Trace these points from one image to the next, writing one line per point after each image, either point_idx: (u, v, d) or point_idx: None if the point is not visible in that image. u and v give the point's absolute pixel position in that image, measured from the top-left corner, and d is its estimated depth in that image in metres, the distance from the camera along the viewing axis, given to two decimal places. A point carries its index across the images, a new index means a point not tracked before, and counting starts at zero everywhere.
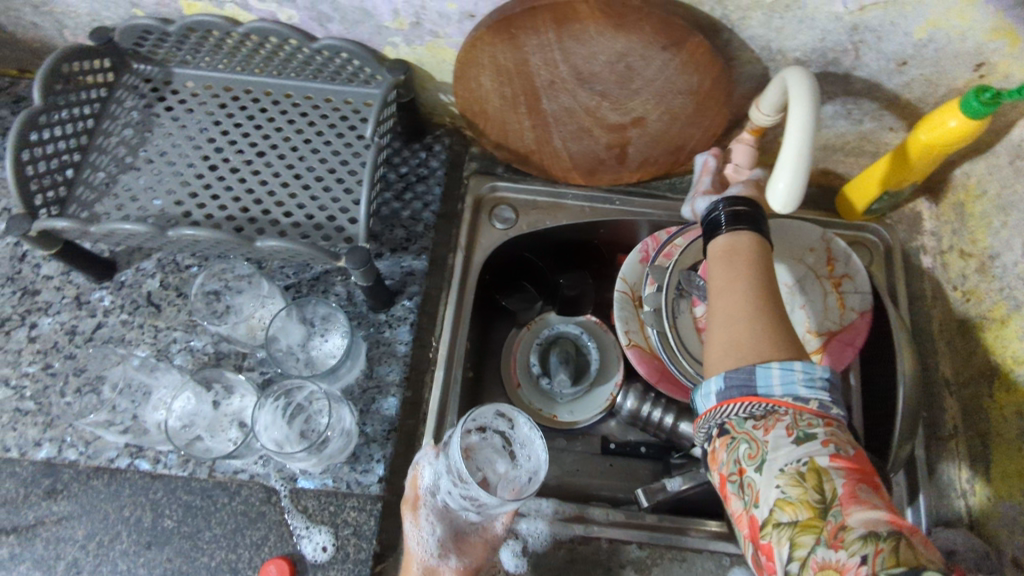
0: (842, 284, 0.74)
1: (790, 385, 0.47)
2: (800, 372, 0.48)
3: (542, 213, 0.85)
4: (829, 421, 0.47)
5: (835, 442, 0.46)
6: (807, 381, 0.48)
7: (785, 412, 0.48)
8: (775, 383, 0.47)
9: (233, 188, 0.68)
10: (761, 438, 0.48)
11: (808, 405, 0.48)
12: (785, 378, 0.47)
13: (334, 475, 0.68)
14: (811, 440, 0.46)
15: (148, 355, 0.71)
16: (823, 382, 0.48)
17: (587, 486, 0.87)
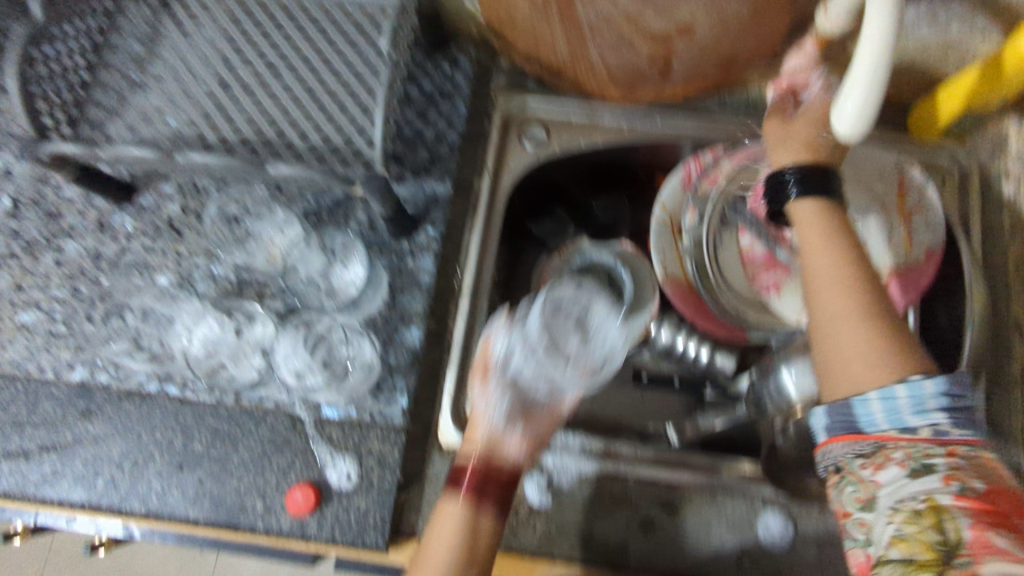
0: (912, 219, 0.67)
1: (895, 417, 0.46)
2: (905, 398, 0.46)
3: (576, 132, 0.79)
4: (952, 450, 0.45)
5: (959, 479, 0.42)
6: (915, 408, 0.46)
7: (895, 447, 0.46)
8: (879, 416, 0.46)
9: (244, 107, 0.64)
10: (871, 477, 0.46)
11: (920, 436, 0.46)
12: (888, 409, 0.46)
13: (357, 405, 0.67)
14: (929, 475, 0.43)
15: (171, 281, 0.70)
16: (936, 405, 0.45)
17: (617, 417, 0.85)
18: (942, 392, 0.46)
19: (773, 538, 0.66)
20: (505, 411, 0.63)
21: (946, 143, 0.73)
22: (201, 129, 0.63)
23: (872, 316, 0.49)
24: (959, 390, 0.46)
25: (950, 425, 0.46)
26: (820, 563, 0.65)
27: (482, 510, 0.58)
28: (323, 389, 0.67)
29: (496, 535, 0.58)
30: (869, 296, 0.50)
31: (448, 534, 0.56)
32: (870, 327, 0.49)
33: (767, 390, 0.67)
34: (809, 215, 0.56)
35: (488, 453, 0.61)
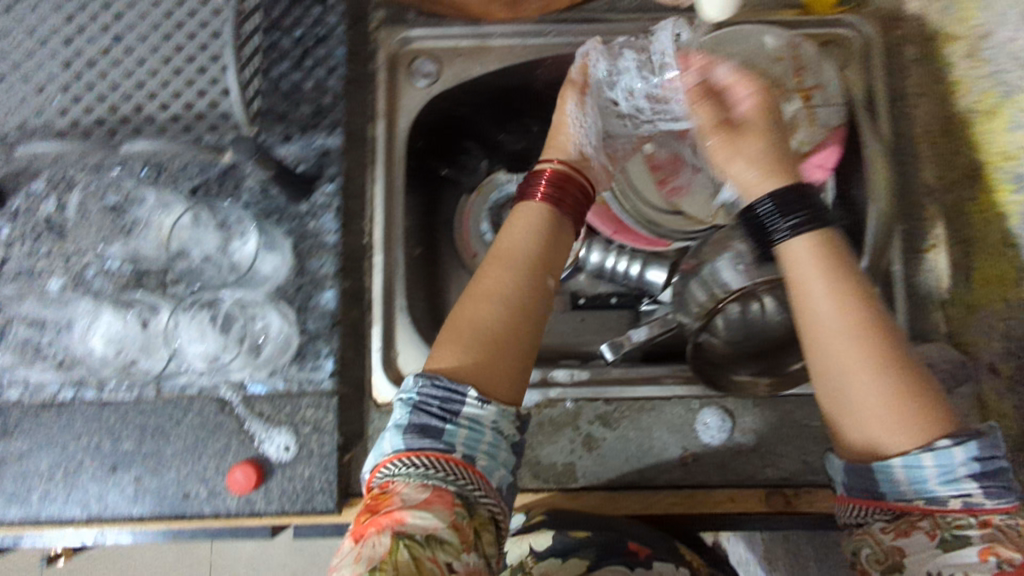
0: (811, 97, 0.63)
1: (920, 486, 0.46)
2: (933, 469, 0.45)
3: (466, 59, 0.74)
4: (985, 520, 0.45)
5: (995, 554, 0.43)
6: (942, 478, 0.45)
7: (922, 518, 0.46)
8: (903, 485, 0.46)
9: (94, 86, 0.60)
10: (892, 544, 0.47)
11: (950, 506, 0.46)
12: (912, 478, 0.46)
13: (283, 376, 0.66)
14: (962, 549, 0.44)
15: (65, 284, 0.66)
16: (966, 472, 0.45)
17: (561, 342, 0.84)
18: (971, 458, 0.45)
19: (711, 435, 0.67)
20: (595, 138, 0.64)
21: (845, 16, 0.70)
22: (49, 118, 0.60)
23: (897, 373, 0.47)
24: (989, 449, 0.46)
25: (982, 496, 0.45)
26: (761, 452, 0.66)
27: (559, 207, 0.59)
28: (243, 369, 0.65)
29: (563, 256, 0.60)
30: (887, 346, 0.48)
31: (514, 237, 0.58)
32: (895, 386, 0.47)
33: (691, 292, 0.67)
34: (803, 254, 0.51)
35: (570, 162, 0.62)
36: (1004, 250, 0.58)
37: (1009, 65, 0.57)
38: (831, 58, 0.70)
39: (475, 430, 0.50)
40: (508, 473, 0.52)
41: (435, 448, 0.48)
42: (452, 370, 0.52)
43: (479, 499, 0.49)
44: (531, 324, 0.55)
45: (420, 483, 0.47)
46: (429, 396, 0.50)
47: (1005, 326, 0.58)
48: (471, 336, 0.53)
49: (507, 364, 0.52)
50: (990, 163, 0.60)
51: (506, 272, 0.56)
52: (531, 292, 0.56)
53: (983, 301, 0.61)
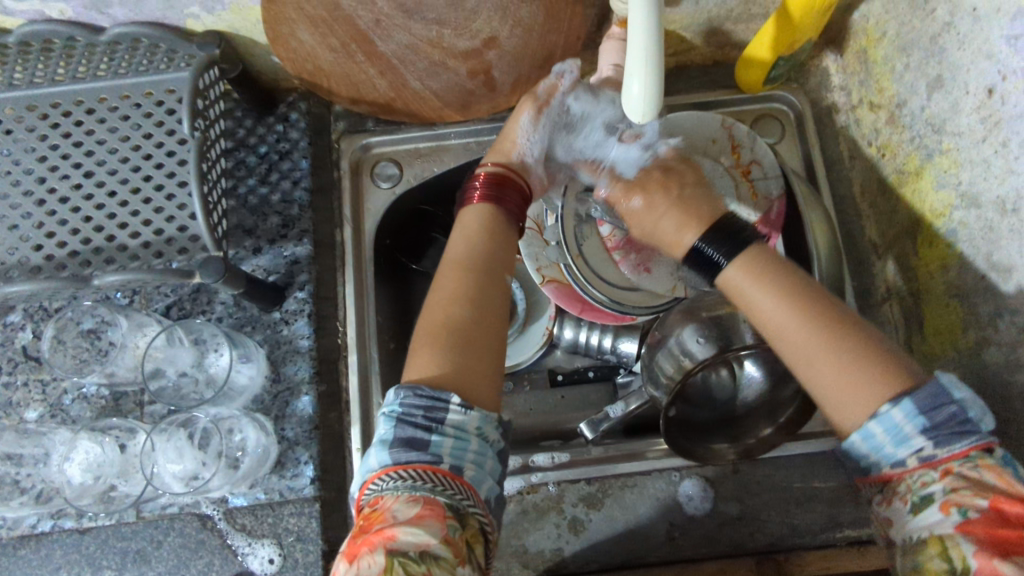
0: (751, 171, 0.67)
1: (880, 452, 0.44)
2: (884, 435, 0.44)
3: (426, 160, 0.79)
4: (946, 468, 0.42)
5: (957, 504, 0.40)
6: (896, 439, 0.43)
7: (895, 481, 0.44)
8: (864, 453, 0.45)
9: (67, 220, 0.62)
10: (882, 515, 0.45)
11: (913, 464, 0.43)
12: (873, 448, 0.44)
13: (264, 487, 0.66)
14: (927, 505, 0.42)
15: (43, 413, 0.67)
16: (914, 429, 0.43)
17: (543, 423, 0.85)
18: (914, 414, 0.43)
19: (695, 506, 0.67)
20: (539, 151, 0.65)
21: (777, 91, 0.75)
22: (22, 253, 0.61)
23: (869, 366, 0.45)
24: (928, 399, 0.43)
25: (935, 447, 0.42)
26: (746, 519, 0.67)
27: (501, 207, 0.60)
28: (223, 484, 0.64)
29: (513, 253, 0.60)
30: (846, 340, 0.47)
31: (461, 240, 0.58)
32: (868, 377, 0.45)
33: (659, 363, 0.67)
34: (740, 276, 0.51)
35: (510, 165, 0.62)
36: (949, 303, 0.61)
37: (928, 131, 0.61)
38: (767, 129, 0.76)
39: (461, 438, 0.47)
40: (495, 483, 0.49)
41: (423, 460, 0.46)
42: (431, 377, 0.50)
43: (470, 511, 0.46)
44: (495, 322, 0.55)
45: (410, 496, 0.44)
46: (413, 406, 0.48)
47: (962, 375, 0.60)
48: (442, 339, 0.52)
49: (483, 366, 0.51)
50: (922, 220, 0.63)
51: (461, 275, 0.56)
52: (488, 288, 0.56)
53: (939, 351, 0.63)
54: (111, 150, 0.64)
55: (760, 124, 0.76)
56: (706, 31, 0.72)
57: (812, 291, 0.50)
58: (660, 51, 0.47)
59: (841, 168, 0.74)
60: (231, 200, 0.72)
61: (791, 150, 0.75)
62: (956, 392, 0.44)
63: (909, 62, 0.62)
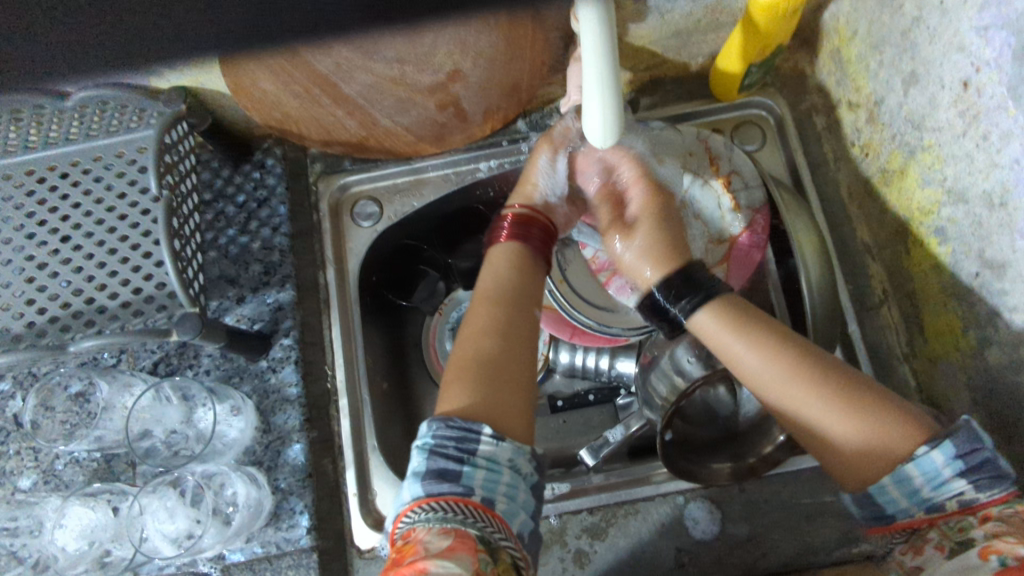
0: (731, 182, 0.65)
1: (916, 498, 0.45)
2: (920, 479, 0.44)
3: (405, 194, 0.79)
4: (985, 516, 0.42)
5: (996, 551, 0.39)
6: (932, 483, 0.44)
7: (932, 531, 0.45)
8: (896, 498, 0.45)
9: (46, 287, 0.62)
10: (917, 562, 0.44)
11: (950, 511, 0.44)
12: (906, 493, 0.45)
13: (260, 540, 0.65)
14: (964, 550, 0.41)
15: (35, 481, 0.66)
16: (952, 472, 0.43)
17: (544, 451, 0.83)
18: (953, 457, 0.43)
19: (702, 530, 0.65)
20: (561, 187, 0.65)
21: (754, 97, 0.74)
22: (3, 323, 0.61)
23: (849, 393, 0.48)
24: (971, 442, 0.43)
25: (976, 491, 0.43)
26: (756, 540, 0.64)
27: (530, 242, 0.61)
28: (216, 542, 0.63)
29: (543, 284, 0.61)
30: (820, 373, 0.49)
31: (487, 273, 0.59)
32: (853, 405, 0.48)
33: (652, 384, 0.65)
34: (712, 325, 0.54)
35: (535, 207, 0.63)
36: (947, 302, 0.58)
37: (908, 128, 0.59)
38: (750, 136, 0.74)
39: (493, 470, 0.46)
40: (528, 518, 0.47)
41: (455, 492, 0.44)
42: (462, 414, 0.49)
43: (503, 544, 0.44)
44: (524, 355, 0.55)
45: (441, 529, 0.43)
46: (445, 438, 0.47)
47: (966, 377, 0.57)
48: (471, 375, 0.52)
49: (513, 400, 0.51)
50: (912, 219, 0.61)
51: (490, 308, 0.57)
52: (521, 320, 0.56)
53: (940, 353, 0.60)
54: (86, 214, 0.64)
55: (741, 131, 0.74)
56: (676, 44, 0.71)
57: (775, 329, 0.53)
58: (617, 71, 0.45)
59: (827, 170, 0.72)
60: (212, 251, 0.72)
61: (773, 156, 0.73)
62: (986, 434, 0.44)
63: (883, 59, 0.60)
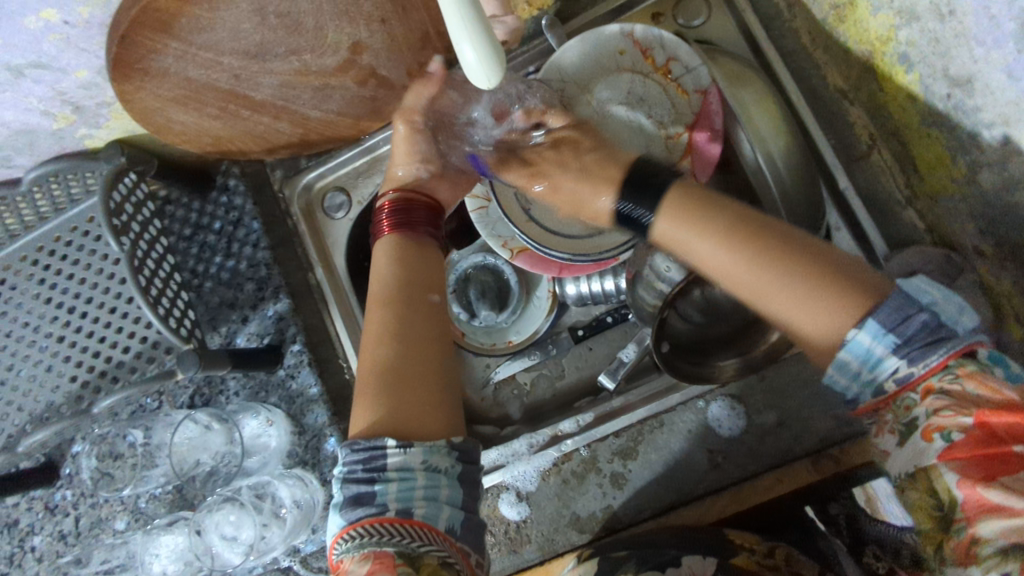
0: (672, 70, 0.61)
1: (862, 382, 0.43)
2: (858, 363, 0.42)
3: (367, 177, 0.80)
4: (925, 389, 0.40)
5: (939, 429, 0.38)
6: (869, 364, 0.42)
7: (883, 412, 0.43)
8: (848, 388, 0.43)
9: (69, 356, 0.68)
10: (879, 449, 0.43)
11: (895, 390, 0.42)
12: (851, 377, 0.43)
13: (325, 529, 0.71)
14: (912, 436, 0.40)
15: (128, 521, 0.75)
16: (885, 350, 0.41)
17: (575, 383, 0.84)
18: (880, 334, 0.41)
19: (729, 427, 0.65)
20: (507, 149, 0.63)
21: None
22: (46, 395, 0.68)
23: (812, 282, 0.44)
24: (897, 313, 0.41)
25: (911, 364, 0.40)
26: (787, 424, 0.64)
27: (410, 230, 0.64)
28: (282, 538, 0.69)
29: (433, 275, 0.63)
30: (777, 263, 0.46)
31: (378, 278, 0.61)
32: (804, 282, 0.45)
33: (642, 296, 0.63)
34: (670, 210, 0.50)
35: (406, 190, 0.66)
36: (931, 132, 0.53)
37: None
38: (694, 9, 0.68)
39: (406, 477, 0.47)
40: (458, 511, 0.49)
41: (370, 515, 0.46)
42: (366, 429, 0.51)
43: (426, 552, 0.45)
44: (429, 349, 0.57)
45: (362, 555, 0.44)
46: (353, 463, 0.48)
47: (966, 207, 0.53)
48: (371, 387, 0.53)
49: (420, 398, 0.53)
50: (875, 51, 0.55)
51: (382, 312, 0.58)
52: (412, 319, 0.58)
53: (937, 188, 0.55)
54: (77, 283, 0.68)
55: (683, 8, 0.68)
56: None
57: (731, 210, 0.49)
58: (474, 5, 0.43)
59: (781, 21, 0.66)
60: (208, 281, 0.75)
61: (722, 22, 0.67)
62: (926, 299, 0.42)
63: None
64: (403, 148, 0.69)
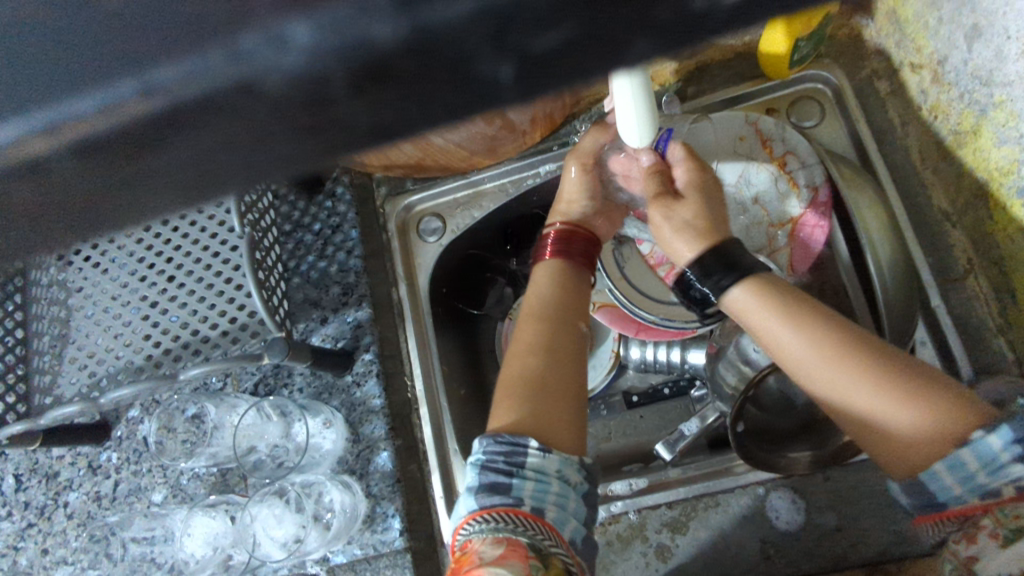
0: (787, 162, 0.66)
1: (972, 484, 0.44)
2: (974, 465, 0.43)
3: (465, 208, 0.83)
4: None
5: None
6: (988, 468, 0.43)
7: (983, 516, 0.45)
8: (952, 485, 0.45)
9: (159, 323, 0.71)
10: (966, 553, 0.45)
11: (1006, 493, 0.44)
12: (961, 480, 0.44)
13: (359, 543, 0.71)
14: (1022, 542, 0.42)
15: (166, 495, 0.75)
16: (1011, 457, 0.42)
17: (624, 450, 0.80)
18: (1011, 442, 0.42)
19: (786, 522, 0.65)
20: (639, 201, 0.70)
21: (808, 71, 0.72)
22: (127, 355, 0.70)
23: (886, 372, 0.48)
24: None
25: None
26: (846, 529, 0.64)
27: (570, 257, 0.67)
28: (320, 544, 0.69)
29: (586, 299, 0.66)
30: (851, 340, 0.49)
31: (537, 292, 0.65)
32: (902, 390, 0.47)
33: (721, 374, 0.65)
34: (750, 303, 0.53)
35: (572, 220, 0.69)
36: None
37: (976, 85, 0.56)
38: (808, 111, 0.72)
39: (542, 480, 0.52)
40: (581, 525, 0.53)
41: (506, 503, 0.50)
42: (509, 426, 0.56)
43: (553, 550, 0.49)
44: (575, 369, 0.61)
45: (496, 539, 0.48)
46: (495, 453, 0.54)
47: None
48: (521, 391, 0.58)
49: (563, 413, 0.57)
50: (991, 180, 0.58)
51: (538, 324, 0.63)
52: (566, 338, 0.62)
53: None
54: (188, 255, 0.72)
55: (798, 108, 0.72)
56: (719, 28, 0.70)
57: (812, 310, 0.52)
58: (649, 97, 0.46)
59: (893, 139, 0.69)
60: (296, 277, 0.78)
61: (833, 128, 0.71)
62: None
63: (942, 16, 0.57)
64: (573, 185, 0.69)
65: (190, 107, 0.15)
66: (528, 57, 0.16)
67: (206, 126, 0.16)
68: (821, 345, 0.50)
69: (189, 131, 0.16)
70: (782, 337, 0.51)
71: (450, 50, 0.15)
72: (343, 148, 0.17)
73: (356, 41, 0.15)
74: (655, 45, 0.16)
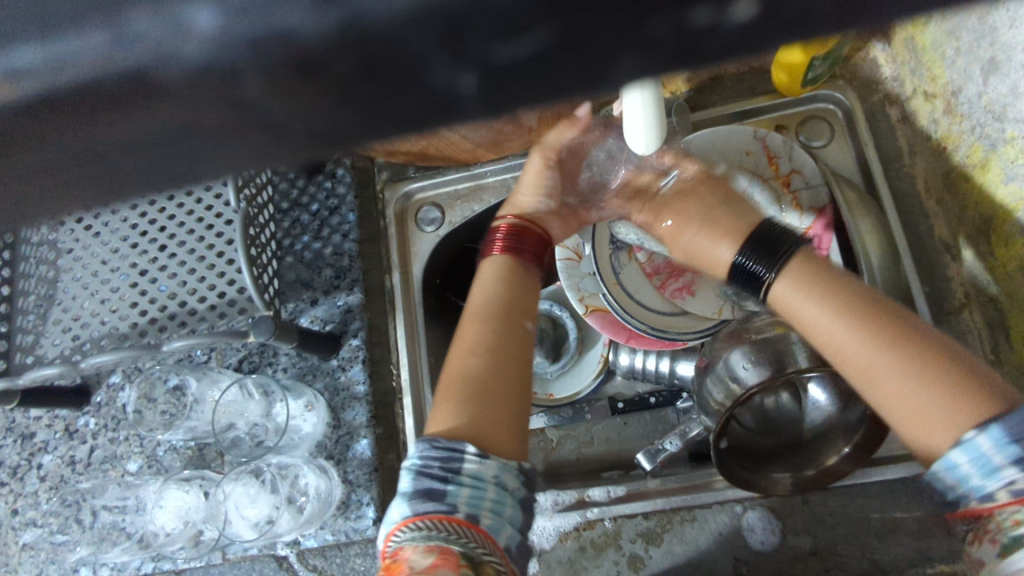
0: (791, 182, 0.66)
1: (969, 485, 0.43)
2: (969, 466, 0.43)
3: (466, 200, 0.83)
4: None
5: None
6: (983, 471, 0.42)
7: (988, 519, 0.43)
8: (950, 483, 0.44)
9: (147, 292, 0.70)
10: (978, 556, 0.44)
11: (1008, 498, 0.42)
12: (958, 478, 0.44)
13: (331, 529, 0.70)
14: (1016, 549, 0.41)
15: (141, 465, 0.74)
16: (1003, 460, 0.41)
17: (606, 455, 0.80)
18: (1003, 444, 0.41)
19: (760, 541, 0.64)
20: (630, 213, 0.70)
21: (820, 91, 0.70)
22: (113, 321, 0.69)
23: (922, 364, 0.47)
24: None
25: None
26: (820, 554, 0.63)
27: (521, 254, 0.68)
28: (291, 527, 0.69)
29: (530, 300, 0.66)
30: (894, 322, 0.50)
31: (478, 291, 0.65)
32: (923, 384, 0.47)
33: (708, 389, 0.64)
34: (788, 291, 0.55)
35: (527, 215, 0.70)
36: None
37: (988, 119, 0.56)
38: (816, 133, 0.71)
39: (478, 487, 0.52)
40: (515, 532, 0.53)
41: (438, 510, 0.51)
42: (448, 431, 0.56)
43: (486, 558, 0.49)
44: (513, 365, 0.61)
45: (427, 547, 0.48)
46: (431, 458, 0.54)
47: None
48: (459, 393, 0.58)
49: (502, 420, 0.57)
50: (996, 217, 0.57)
51: (480, 323, 0.62)
52: (508, 337, 0.62)
53: None
54: (183, 225, 0.72)
55: (807, 127, 0.71)
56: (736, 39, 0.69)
57: (860, 294, 0.53)
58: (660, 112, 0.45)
59: (900, 165, 0.69)
60: (289, 257, 0.77)
61: (842, 150, 0.70)
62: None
63: (960, 46, 0.56)
64: (533, 181, 0.70)
65: (106, 87, 0.13)
66: (493, 79, 0.14)
67: (116, 109, 0.13)
68: (857, 332, 0.50)
69: (108, 118, 0.13)
70: (819, 322, 0.53)
71: (392, 52, 0.13)
72: (286, 150, 0.15)
73: (255, 33, 0.13)
74: (653, 59, 0.15)
